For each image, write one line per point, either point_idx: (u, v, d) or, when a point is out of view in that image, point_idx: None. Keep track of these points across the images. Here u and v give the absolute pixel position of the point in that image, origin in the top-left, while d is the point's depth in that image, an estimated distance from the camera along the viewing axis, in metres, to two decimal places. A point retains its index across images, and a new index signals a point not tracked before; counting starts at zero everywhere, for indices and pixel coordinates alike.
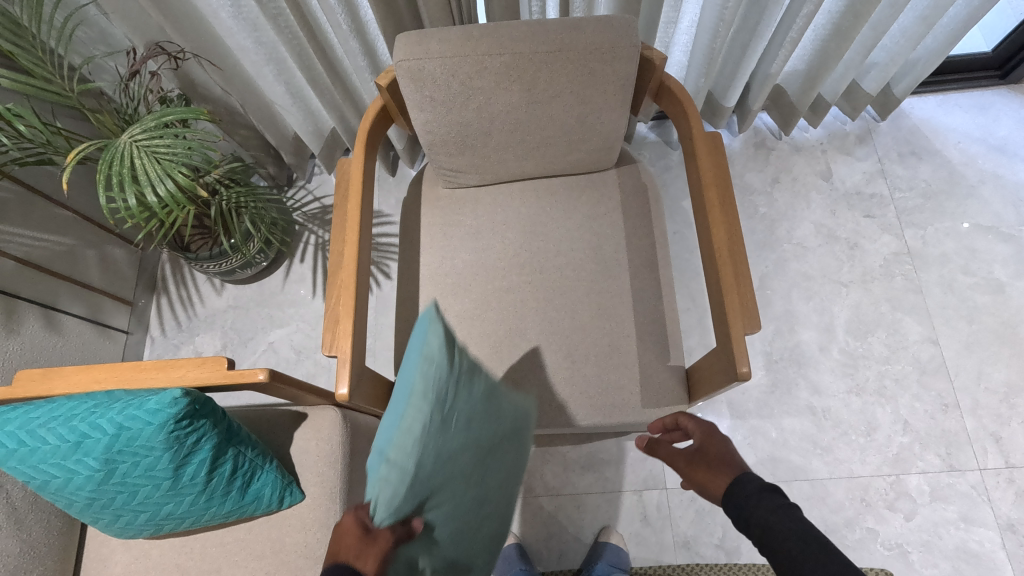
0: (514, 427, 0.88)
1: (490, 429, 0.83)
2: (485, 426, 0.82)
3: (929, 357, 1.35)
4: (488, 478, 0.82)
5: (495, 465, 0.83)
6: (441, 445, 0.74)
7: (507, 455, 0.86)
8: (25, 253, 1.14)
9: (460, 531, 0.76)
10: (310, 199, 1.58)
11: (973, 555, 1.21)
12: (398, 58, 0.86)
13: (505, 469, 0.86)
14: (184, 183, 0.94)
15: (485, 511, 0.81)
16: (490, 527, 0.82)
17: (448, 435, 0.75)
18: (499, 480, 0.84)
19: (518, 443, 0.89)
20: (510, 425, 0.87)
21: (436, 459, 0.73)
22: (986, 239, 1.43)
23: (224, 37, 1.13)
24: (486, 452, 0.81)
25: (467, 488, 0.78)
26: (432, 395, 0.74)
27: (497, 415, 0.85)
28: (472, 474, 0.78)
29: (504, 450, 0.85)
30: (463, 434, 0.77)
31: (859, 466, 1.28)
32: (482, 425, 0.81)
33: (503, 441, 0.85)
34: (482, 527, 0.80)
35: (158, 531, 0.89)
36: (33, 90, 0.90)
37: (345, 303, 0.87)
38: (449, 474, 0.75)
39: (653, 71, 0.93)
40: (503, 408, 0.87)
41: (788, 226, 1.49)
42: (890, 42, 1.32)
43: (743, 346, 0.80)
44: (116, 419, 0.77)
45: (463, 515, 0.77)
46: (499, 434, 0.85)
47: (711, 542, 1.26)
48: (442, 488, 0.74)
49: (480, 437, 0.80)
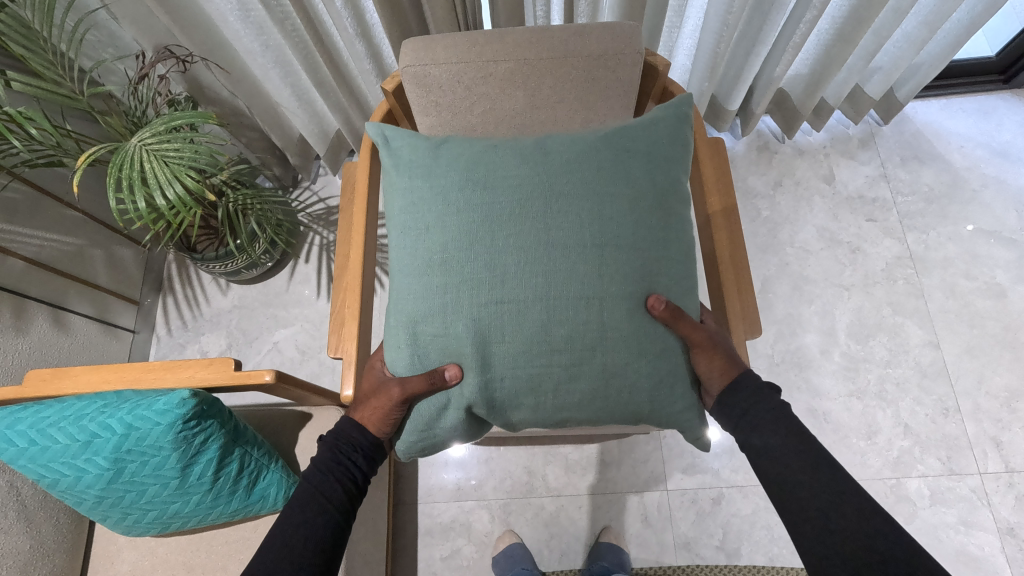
0: (637, 201, 0.76)
1: (537, 243, 0.74)
2: (515, 224, 0.74)
3: (930, 361, 1.35)
4: (555, 308, 0.72)
5: (571, 294, 0.72)
6: (445, 192, 0.77)
7: (605, 284, 0.73)
8: (34, 254, 1.16)
9: (503, 370, 0.73)
10: (314, 200, 1.58)
11: (973, 558, 1.21)
12: (404, 64, 0.88)
13: (605, 303, 0.72)
14: (192, 185, 0.96)
15: (589, 358, 0.72)
16: (609, 362, 0.72)
17: (443, 211, 0.76)
18: (598, 312, 0.72)
19: (635, 268, 0.74)
20: (638, 142, 0.78)
21: (437, 201, 0.77)
22: (988, 243, 1.43)
23: (231, 41, 1.14)
24: (538, 281, 0.73)
25: (503, 321, 0.72)
26: (405, 230, 0.79)
27: (562, 225, 0.74)
28: (514, 307, 0.73)
29: (574, 265, 0.73)
30: (467, 251, 0.74)
31: (859, 469, 1.29)
32: (504, 237, 0.74)
33: (582, 266, 0.73)
34: (561, 368, 0.72)
35: (165, 529, 0.90)
36: (46, 93, 0.91)
37: (350, 305, 0.88)
38: (457, 310, 0.73)
39: (657, 77, 0.94)
40: (629, 128, 0.80)
41: (791, 229, 1.50)
42: (894, 47, 1.33)
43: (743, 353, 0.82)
44: (126, 419, 0.79)
45: (499, 355, 0.72)
46: (569, 257, 0.73)
47: (711, 544, 1.26)
48: (445, 330, 0.74)
49: (518, 260, 0.73)
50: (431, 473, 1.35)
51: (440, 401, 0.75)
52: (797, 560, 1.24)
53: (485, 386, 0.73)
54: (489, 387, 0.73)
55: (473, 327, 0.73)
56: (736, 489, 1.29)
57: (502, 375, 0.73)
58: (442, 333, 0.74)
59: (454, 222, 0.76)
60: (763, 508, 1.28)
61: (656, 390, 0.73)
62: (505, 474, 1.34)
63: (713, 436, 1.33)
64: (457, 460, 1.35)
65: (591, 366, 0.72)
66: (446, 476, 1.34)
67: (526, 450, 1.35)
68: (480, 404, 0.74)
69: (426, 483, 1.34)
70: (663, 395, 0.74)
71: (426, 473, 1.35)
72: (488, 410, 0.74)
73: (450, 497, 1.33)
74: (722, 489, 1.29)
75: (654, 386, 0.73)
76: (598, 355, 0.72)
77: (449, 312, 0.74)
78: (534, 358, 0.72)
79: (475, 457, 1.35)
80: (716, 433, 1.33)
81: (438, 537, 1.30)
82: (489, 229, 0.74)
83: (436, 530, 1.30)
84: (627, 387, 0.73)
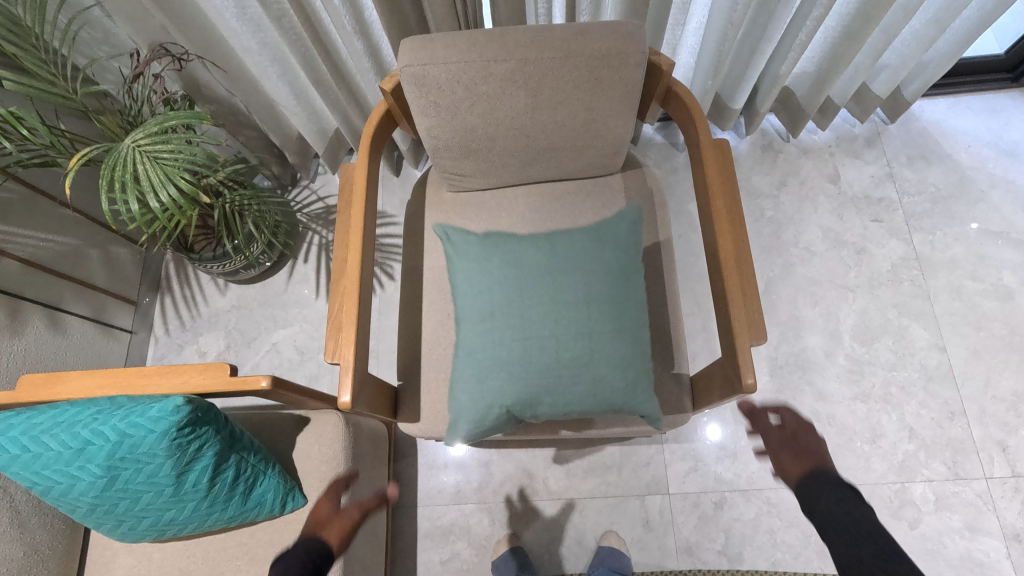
0: (617, 247, 0.95)
1: (549, 279, 0.92)
2: (534, 263, 0.93)
3: (936, 364, 1.34)
4: (562, 336, 0.89)
5: (573, 320, 0.90)
6: (483, 237, 0.98)
7: (595, 312, 0.90)
8: (28, 254, 1.14)
9: (523, 383, 0.88)
10: (313, 199, 1.57)
11: (978, 564, 1.20)
12: (402, 63, 0.85)
13: (594, 328, 0.89)
14: (187, 187, 0.94)
15: (585, 372, 0.88)
16: (600, 372, 0.88)
17: (482, 251, 0.96)
18: (589, 335, 0.89)
19: (617, 304, 0.91)
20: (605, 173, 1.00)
21: (478, 245, 0.96)
22: (995, 245, 1.41)
23: (228, 38, 1.12)
24: (550, 309, 0.90)
25: (527, 343, 0.89)
26: (457, 269, 0.97)
27: (568, 264, 0.93)
28: (535, 336, 0.89)
29: (573, 296, 0.91)
30: (501, 288, 0.93)
31: (863, 473, 1.27)
32: (527, 275, 0.93)
33: (578, 300, 0.91)
34: (563, 380, 0.88)
35: (161, 535, 0.89)
36: (37, 92, 0.89)
37: (348, 310, 0.87)
38: (493, 338, 0.91)
39: (661, 77, 0.92)
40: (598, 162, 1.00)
41: (795, 230, 1.48)
42: (901, 45, 1.31)
43: (749, 357, 0.80)
44: (119, 426, 0.77)
45: (521, 340, 0.90)
46: (567, 290, 0.91)
47: (713, 548, 1.25)
48: (483, 323, 0.92)
49: (536, 295, 0.91)
50: (431, 476, 1.33)
51: (472, 408, 0.89)
52: (800, 565, 1.23)
53: (510, 399, 0.88)
54: (515, 400, 0.88)
55: (503, 351, 0.90)
56: (739, 492, 1.28)
57: (523, 387, 0.88)
58: (481, 354, 0.91)
59: (490, 262, 0.95)
60: (766, 512, 1.26)
61: (628, 392, 0.88)
62: (506, 477, 1.32)
63: (715, 435, 1.32)
64: (457, 461, 1.34)
65: (585, 377, 0.88)
66: (446, 478, 1.33)
67: (526, 452, 1.34)
68: (510, 412, 0.89)
69: (425, 485, 1.33)
70: (634, 395, 0.88)
71: (425, 476, 1.34)
72: (510, 417, 0.90)
73: (450, 500, 1.31)
74: (724, 493, 1.28)
75: (627, 387, 0.88)
76: (590, 369, 0.88)
77: (488, 340, 0.91)
78: (550, 372, 0.88)
79: (476, 459, 1.34)
80: (719, 432, 1.33)
81: (438, 540, 1.29)
82: (516, 268, 0.93)
83: (436, 533, 1.29)
84: (603, 363, 0.88)
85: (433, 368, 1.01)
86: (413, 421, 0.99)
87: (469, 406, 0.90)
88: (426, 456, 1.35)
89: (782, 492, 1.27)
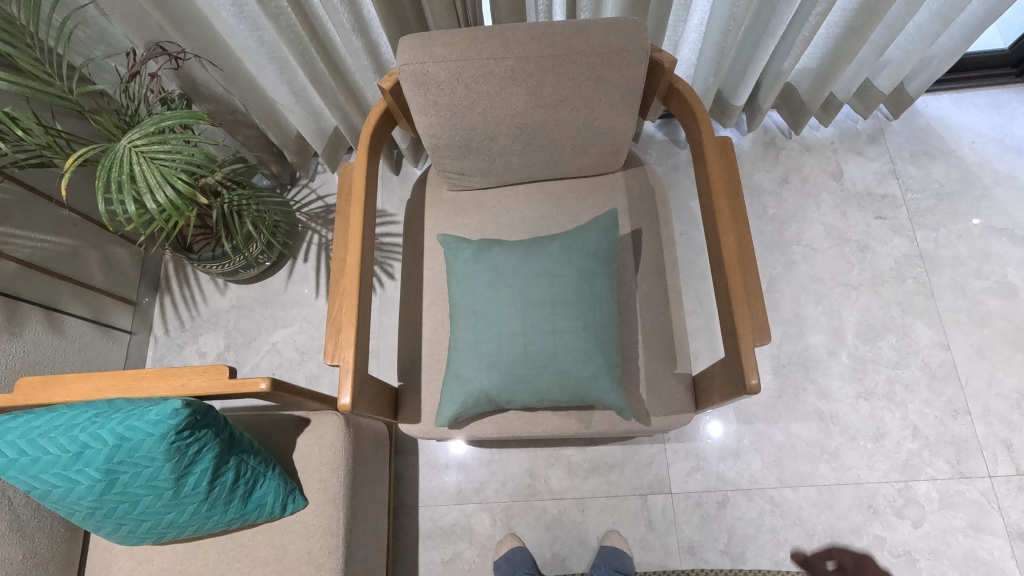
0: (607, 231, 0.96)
1: (555, 250, 0.93)
2: (540, 237, 0.95)
3: (940, 362, 1.33)
4: (563, 289, 0.90)
5: (578, 290, 0.90)
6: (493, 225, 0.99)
7: (592, 284, 0.91)
8: (26, 255, 1.14)
9: (535, 338, 0.88)
10: (313, 198, 1.56)
11: (982, 563, 1.19)
12: (401, 62, 0.84)
13: (593, 295, 0.90)
14: (184, 188, 0.93)
15: (578, 318, 0.89)
16: (590, 322, 0.89)
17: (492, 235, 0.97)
18: (589, 301, 0.90)
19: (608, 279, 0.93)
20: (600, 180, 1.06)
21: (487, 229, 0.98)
22: (999, 241, 1.40)
23: (225, 37, 1.11)
24: (552, 265, 0.91)
25: (537, 306, 0.89)
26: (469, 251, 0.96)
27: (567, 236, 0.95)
28: (541, 293, 0.90)
29: (574, 264, 0.92)
30: (512, 256, 0.93)
31: (866, 472, 1.27)
32: (535, 247, 0.94)
33: (576, 270, 0.91)
34: (571, 335, 0.88)
35: (160, 538, 0.89)
36: (33, 92, 0.88)
37: (347, 312, 0.86)
38: (498, 295, 0.91)
39: (663, 74, 0.91)
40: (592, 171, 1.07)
41: (798, 227, 1.47)
42: (905, 39, 1.29)
43: (752, 358, 0.79)
44: (117, 430, 0.77)
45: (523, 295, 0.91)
46: (566, 260, 0.92)
47: (716, 548, 1.25)
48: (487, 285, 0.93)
49: (543, 260, 0.92)
50: (432, 476, 1.33)
51: (488, 366, 0.89)
52: (803, 564, 1.23)
53: (523, 351, 0.88)
54: (529, 352, 0.88)
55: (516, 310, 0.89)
56: (742, 492, 1.27)
57: (534, 343, 0.88)
58: (486, 316, 0.91)
59: (501, 240, 0.95)
60: (769, 511, 1.26)
61: (626, 348, 0.89)
62: (507, 477, 1.32)
63: (716, 431, 1.32)
64: (459, 461, 1.34)
65: (577, 326, 0.89)
66: (448, 478, 1.33)
67: (528, 452, 1.33)
68: (524, 367, 0.88)
69: (427, 485, 1.32)
70: (630, 352, 0.90)
71: (427, 476, 1.33)
72: (522, 373, 0.89)
73: (451, 500, 1.31)
74: (727, 492, 1.28)
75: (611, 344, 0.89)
76: (582, 320, 0.89)
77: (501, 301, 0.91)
78: (551, 324, 0.88)
79: (478, 459, 1.34)
80: (719, 428, 1.32)
81: (439, 540, 1.28)
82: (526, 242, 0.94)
83: (437, 533, 1.29)
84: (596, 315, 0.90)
85: (433, 369, 1.00)
86: (413, 422, 0.99)
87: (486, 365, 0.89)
88: (428, 456, 1.35)
89: (785, 491, 1.27)
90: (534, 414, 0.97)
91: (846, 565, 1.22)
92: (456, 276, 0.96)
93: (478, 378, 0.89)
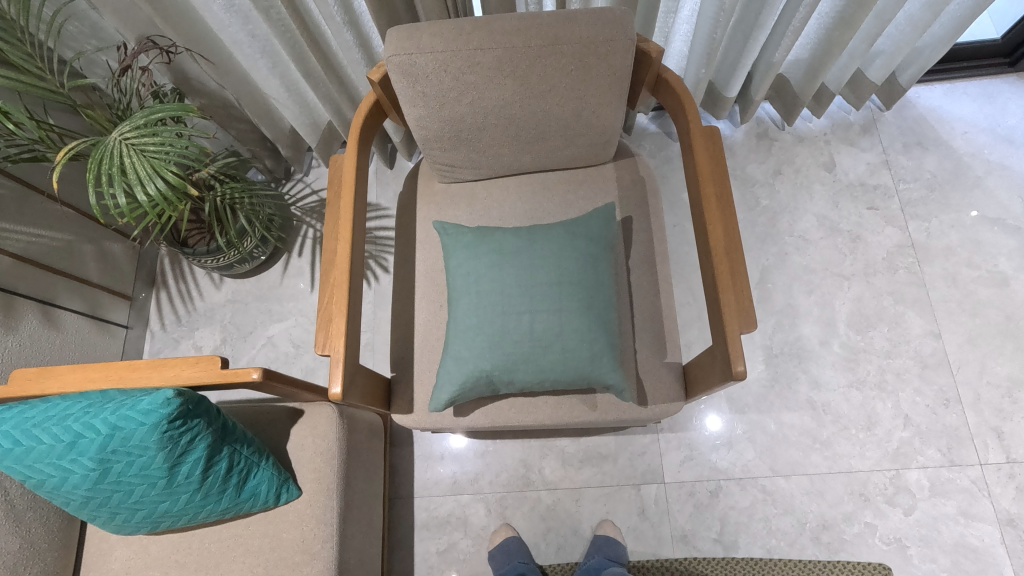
0: (589, 237, 0.95)
1: (529, 261, 0.93)
2: (517, 246, 0.94)
3: (931, 351, 1.34)
4: (545, 279, 0.91)
5: (558, 298, 0.90)
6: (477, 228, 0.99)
7: (568, 294, 0.90)
8: (21, 250, 1.15)
9: (501, 350, 0.89)
10: (307, 193, 1.57)
11: (972, 549, 1.20)
12: (389, 53, 0.84)
13: (567, 307, 0.90)
14: (175, 180, 0.94)
15: (569, 297, 0.90)
16: (577, 301, 0.90)
17: (475, 237, 0.98)
18: (562, 314, 0.89)
19: (596, 284, 0.92)
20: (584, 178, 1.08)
21: (469, 234, 0.98)
22: (991, 231, 1.41)
23: (216, 31, 1.11)
24: (535, 256, 0.93)
25: (508, 318, 0.90)
26: (451, 255, 0.98)
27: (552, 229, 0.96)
28: (529, 283, 0.91)
29: (547, 276, 0.92)
30: (487, 265, 0.94)
31: (858, 460, 1.28)
32: (509, 256, 0.94)
33: (550, 280, 0.91)
34: (538, 348, 0.89)
35: (156, 527, 0.90)
36: (24, 86, 0.89)
37: (337, 302, 0.87)
38: (489, 284, 0.92)
39: (651, 64, 0.91)
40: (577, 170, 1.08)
41: (790, 218, 1.48)
42: (895, 30, 1.29)
43: (738, 345, 0.79)
44: (110, 419, 0.78)
45: (509, 285, 0.92)
46: (539, 270, 0.92)
47: (709, 536, 1.26)
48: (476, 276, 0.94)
49: (518, 270, 0.92)
50: (427, 467, 1.34)
51: (455, 372, 0.90)
52: (796, 552, 1.24)
53: (490, 363, 0.89)
54: (494, 365, 0.89)
55: (487, 320, 0.91)
56: (734, 481, 1.28)
57: (502, 354, 0.89)
58: (476, 310, 0.92)
59: (479, 246, 0.96)
60: (761, 500, 1.27)
61: (595, 362, 0.89)
62: (502, 468, 1.33)
63: (714, 425, 1.33)
64: (455, 452, 1.35)
65: (565, 306, 0.90)
66: (443, 469, 1.34)
67: (522, 443, 1.34)
68: (490, 378, 0.90)
69: (422, 477, 1.33)
70: (599, 365, 0.89)
71: (422, 467, 1.34)
72: (489, 383, 0.90)
73: (446, 490, 1.32)
74: (720, 481, 1.28)
75: (601, 324, 0.90)
76: (570, 300, 0.90)
77: (474, 309, 0.92)
78: (539, 310, 0.90)
79: (472, 451, 1.35)
80: (717, 422, 1.33)
81: (434, 531, 1.29)
82: (504, 251, 0.94)
83: (432, 524, 1.30)
84: (584, 294, 0.91)
85: (425, 359, 1.01)
86: (406, 412, 1.00)
87: (454, 372, 0.90)
88: (423, 448, 1.36)
89: (777, 480, 1.28)
90: (526, 403, 0.98)
91: (837, 553, 1.23)
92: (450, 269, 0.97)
93: (473, 365, 0.89)
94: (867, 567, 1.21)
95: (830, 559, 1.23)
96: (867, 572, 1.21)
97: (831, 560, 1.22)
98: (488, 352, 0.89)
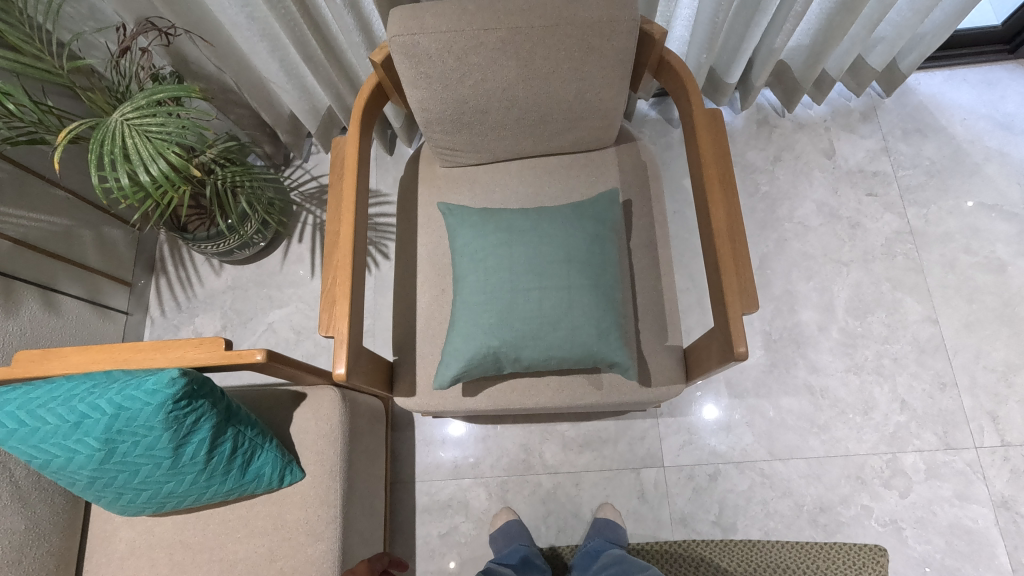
0: (594, 217, 0.96)
1: (537, 240, 0.93)
2: (525, 225, 0.95)
3: (929, 336, 1.35)
4: (551, 258, 0.92)
5: (560, 279, 0.90)
6: (483, 209, 1.00)
7: (573, 274, 0.91)
8: (21, 234, 1.14)
9: (508, 328, 0.89)
10: (307, 178, 1.56)
11: (966, 531, 1.22)
12: (391, 34, 0.84)
13: (574, 285, 0.90)
14: (177, 162, 0.94)
15: (571, 280, 0.90)
16: (576, 283, 0.90)
17: (480, 218, 0.98)
18: (570, 292, 0.90)
19: (597, 266, 0.93)
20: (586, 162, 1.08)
21: (476, 213, 0.98)
22: (989, 217, 1.42)
23: (215, 13, 1.10)
24: (541, 236, 0.93)
25: (515, 296, 0.90)
26: (457, 234, 0.98)
27: (557, 210, 0.97)
28: (535, 263, 0.91)
29: (554, 254, 0.92)
30: (494, 243, 0.94)
31: (855, 444, 1.29)
32: (517, 235, 0.94)
33: (558, 259, 0.92)
34: (546, 326, 0.89)
35: (160, 508, 0.91)
36: (23, 67, 0.89)
37: (342, 283, 0.87)
38: (491, 267, 0.92)
39: (654, 47, 0.92)
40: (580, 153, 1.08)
41: (790, 205, 1.48)
42: (897, 15, 1.29)
43: (740, 326, 0.80)
44: (115, 399, 0.78)
45: (515, 263, 0.92)
46: (546, 249, 0.92)
47: (707, 519, 1.27)
48: (483, 256, 0.94)
49: (526, 249, 0.93)
50: (428, 452, 1.35)
51: (461, 353, 0.91)
52: (792, 534, 1.25)
53: (497, 340, 0.89)
54: (501, 342, 0.89)
55: (494, 297, 0.91)
56: (733, 465, 1.30)
57: (509, 331, 0.89)
58: (478, 293, 0.92)
59: (485, 226, 0.96)
60: (759, 483, 1.28)
61: (603, 340, 0.89)
62: (502, 452, 1.34)
63: (711, 413, 1.33)
64: (456, 439, 1.36)
65: (565, 287, 0.90)
66: (444, 454, 1.35)
67: (522, 428, 1.35)
68: (497, 355, 0.90)
69: (423, 461, 1.34)
70: (607, 343, 0.89)
71: (423, 452, 1.35)
72: (495, 360, 0.91)
73: (448, 475, 1.33)
74: (718, 465, 1.30)
75: (602, 307, 0.90)
76: (570, 281, 0.90)
77: (481, 287, 0.92)
78: (545, 290, 0.90)
79: (473, 436, 1.36)
80: (714, 410, 1.34)
81: (435, 514, 1.31)
82: (509, 229, 0.95)
83: (434, 507, 1.31)
84: (587, 276, 0.91)
85: (428, 343, 1.02)
86: (408, 395, 1.00)
87: (461, 348, 0.91)
88: (424, 433, 1.37)
89: (775, 464, 1.29)
90: (528, 386, 0.98)
91: (834, 535, 1.24)
92: (457, 250, 0.97)
93: (478, 345, 0.90)
94: (863, 549, 1.23)
95: (827, 541, 1.24)
96: (863, 553, 1.23)
97: (827, 542, 1.24)
98: (495, 331, 0.89)
